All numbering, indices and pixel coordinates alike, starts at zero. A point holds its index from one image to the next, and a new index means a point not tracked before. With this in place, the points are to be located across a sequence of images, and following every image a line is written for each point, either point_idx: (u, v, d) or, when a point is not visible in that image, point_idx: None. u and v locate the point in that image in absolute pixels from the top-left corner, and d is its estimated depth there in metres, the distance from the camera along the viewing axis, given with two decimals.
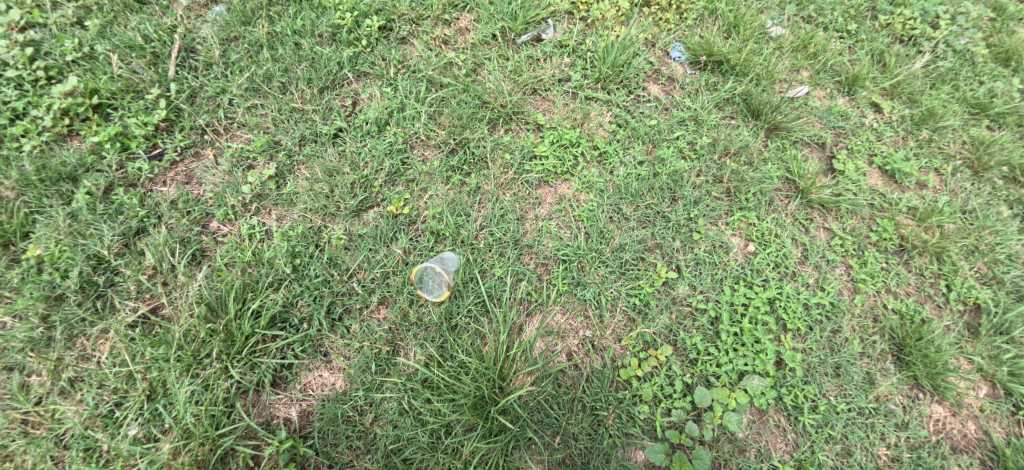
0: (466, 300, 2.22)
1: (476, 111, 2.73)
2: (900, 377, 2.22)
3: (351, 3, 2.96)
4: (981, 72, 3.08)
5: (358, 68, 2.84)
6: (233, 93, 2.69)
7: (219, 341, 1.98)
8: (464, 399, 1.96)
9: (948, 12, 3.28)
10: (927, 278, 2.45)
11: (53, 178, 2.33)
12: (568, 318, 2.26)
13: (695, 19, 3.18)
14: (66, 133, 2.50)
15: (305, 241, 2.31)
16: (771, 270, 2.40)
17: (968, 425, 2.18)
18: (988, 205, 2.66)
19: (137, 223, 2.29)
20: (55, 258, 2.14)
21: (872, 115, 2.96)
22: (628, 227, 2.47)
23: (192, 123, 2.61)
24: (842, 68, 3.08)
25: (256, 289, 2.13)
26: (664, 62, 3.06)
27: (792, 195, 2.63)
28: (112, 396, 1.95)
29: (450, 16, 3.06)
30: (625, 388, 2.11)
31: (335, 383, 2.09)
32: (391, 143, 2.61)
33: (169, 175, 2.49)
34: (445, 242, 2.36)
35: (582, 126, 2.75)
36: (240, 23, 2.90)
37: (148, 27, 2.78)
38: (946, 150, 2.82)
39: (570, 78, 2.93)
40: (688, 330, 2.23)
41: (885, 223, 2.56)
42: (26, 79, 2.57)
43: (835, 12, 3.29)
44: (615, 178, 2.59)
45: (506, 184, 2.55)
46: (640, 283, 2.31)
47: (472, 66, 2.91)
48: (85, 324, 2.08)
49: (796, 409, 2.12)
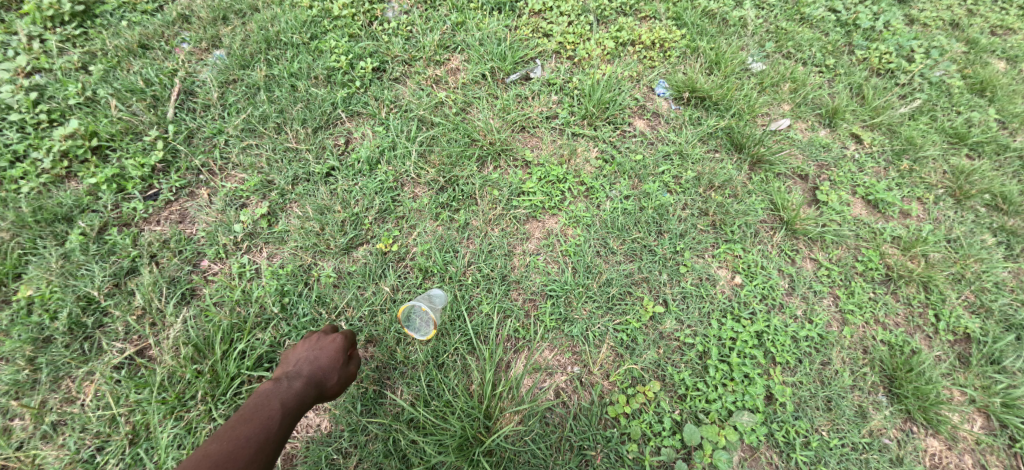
0: (453, 338, 2.23)
1: (466, 149, 2.80)
2: (893, 411, 2.20)
3: (346, 47, 3.09)
4: (958, 103, 3.17)
5: (352, 108, 2.92)
6: (230, 134, 2.77)
7: (205, 382, 2.00)
8: (449, 440, 1.97)
9: (922, 46, 3.41)
10: (915, 308, 2.46)
11: (48, 219, 2.37)
12: (556, 355, 2.26)
13: (678, 57, 3.30)
14: (65, 174, 2.57)
15: (294, 280, 2.33)
16: (758, 302, 2.41)
17: (965, 459, 2.15)
18: (972, 233, 2.69)
19: (128, 263, 2.32)
20: (46, 299, 2.16)
21: (853, 147, 3.03)
22: (615, 261, 2.50)
23: (189, 164, 2.67)
24: (822, 101, 3.16)
25: (244, 329, 2.16)
26: (650, 98, 3.15)
27: (777, 227, 2.66)
28: (94, 440, 1.94)
29: (442, 57, 3.17)
30: (613, 426, 2.09)
31: (321, 424, 2.06)
32: (382, 181, 2.66)
33: (163, 214, 2.53)
34: (433, 278, 2.39)
35: (569, 162, 2.80)
36: (239, 66, 3.01)
37: (150, 71, 2.90)
38: (928, 179, 2.87)
39: (557, 115, 3.00)
40: (676, 365, 2.22)
41: (870, 253, 2.58)
42: (28, 123, 2.65)
43: (813, 48, 3.41)
44: (602, 212, 2.63)
45: (494, 219, 2.59)
46: (627, 318, 2.32)
47: (462, 105, 2.99)
48: (70, 366, 2.08)
49: (788, 445, 2.10)
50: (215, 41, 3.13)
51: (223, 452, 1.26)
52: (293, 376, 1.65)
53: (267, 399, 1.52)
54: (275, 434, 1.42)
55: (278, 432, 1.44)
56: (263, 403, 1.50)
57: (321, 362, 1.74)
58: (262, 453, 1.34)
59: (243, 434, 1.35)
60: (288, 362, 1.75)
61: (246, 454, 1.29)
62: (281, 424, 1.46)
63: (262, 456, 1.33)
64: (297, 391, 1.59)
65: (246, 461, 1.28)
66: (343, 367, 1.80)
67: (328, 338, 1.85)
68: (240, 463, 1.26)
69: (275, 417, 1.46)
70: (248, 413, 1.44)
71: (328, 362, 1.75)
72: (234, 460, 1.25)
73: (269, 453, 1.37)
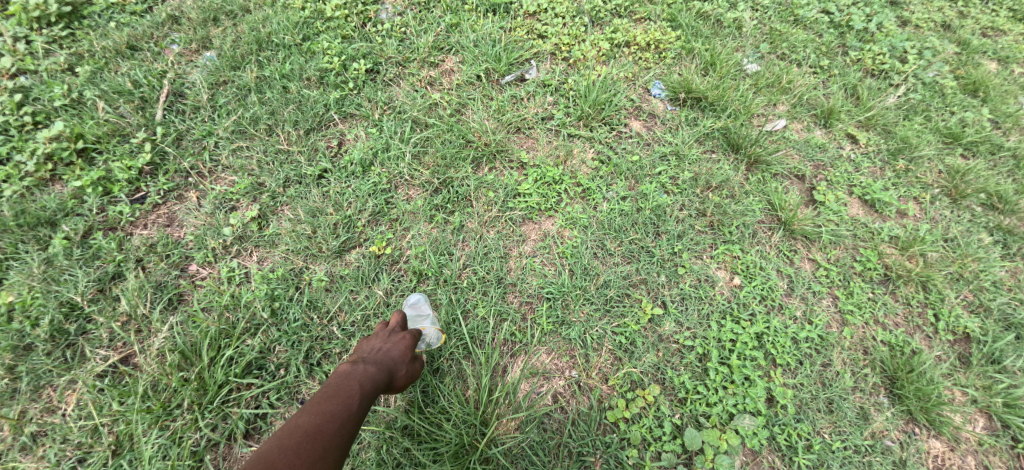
0: (448, 343, 2.18)
1: (460, 150, 2.76)
2: (895, 412, 2.17)
3: (339, 48, 3.05)
4: (951, 103, 3.17)
5: (344, 110, 2.88)
6: (220, 136, 2.72)
7: (191, 390, 1.95)
8: (445, 447, 1.95)
9: (915, 47, 3.42)
10: (914, 308, 2.44)
11: (30, 223, 2.31)
12: (553, 358, 2.22)
13: (674, 58, 3.28)
14: (49, 178, 2.50)
15: (285, 284, 2.28)
16: (758, 304, 2.38)
17: (968, 460, 2.12)
18: (969, 233, 2.68)
19: (113, 268, 2.26)
20: (26, 306, 2.10)
21: (848, 147, 3.02)
22: (612, 263, 2.46)
23: (177, 167, 2.62)
24: (818, 102, 3.15)
25: (232, 335, 2.11)
26: (645, 98, 3.13)
27: (775, 227, 2.64)
28: (75, 452, 1.87)
29: (436, 59, 3.14)
30: (612, 431, 2.05)
31: None
32: (375, 183, 2.62)
33: (150, 218, 2.47)
34: (428, 281, 2.35)
35: (565, 164, 2.77)
36: (229, 68, 2.96)
37: (138, 73, 2.84)
38: (924, 179, 2.86)
39: (553, 116, 2.97)
40: (676, 367, 2.19)
41: (868, 253, 2.56)
42: (12, 125, 2.59)
43: (807, 49, 3.40)
44: (599, 213, 2.59)
45: (489, 222, 2.55)
46: (626, 321, 2.28)
47: (456, 106, 2.95)
48: (52, 374, 2.01)
49: (790, 449, 2.06)
50: (206, 42, 3.08)
51: (309, 427, 1.30)
52: (369, 362, 1.68)
53: (346, 382, 1.55)
54: (355, 415, 1.46)
55: (357, 414, 1.46)
56: (343, 385, 1.53)
57: (392, 354, 1.76)
58: (344, 431, 1.38)
59: (325, 412, 1.38)
60: (362, 350, 1.78)
61: (329, 431, 1.33)
62: (360, 407, 1.49)
63: (343, 435, 1.37)
64: (371, 376, 1.62)
65: (328, 438, 1.31)
66: (410, 361, 1.82)
67: (396, 335, 1.87)
68: (323, 440, 1.30)
69: (356, 398, 1.49)
70: (330, 395, 1.47)
71: (399, 355, 1.77)
72: (318, 436, 1.29)
73: (349, 432, 1.40)
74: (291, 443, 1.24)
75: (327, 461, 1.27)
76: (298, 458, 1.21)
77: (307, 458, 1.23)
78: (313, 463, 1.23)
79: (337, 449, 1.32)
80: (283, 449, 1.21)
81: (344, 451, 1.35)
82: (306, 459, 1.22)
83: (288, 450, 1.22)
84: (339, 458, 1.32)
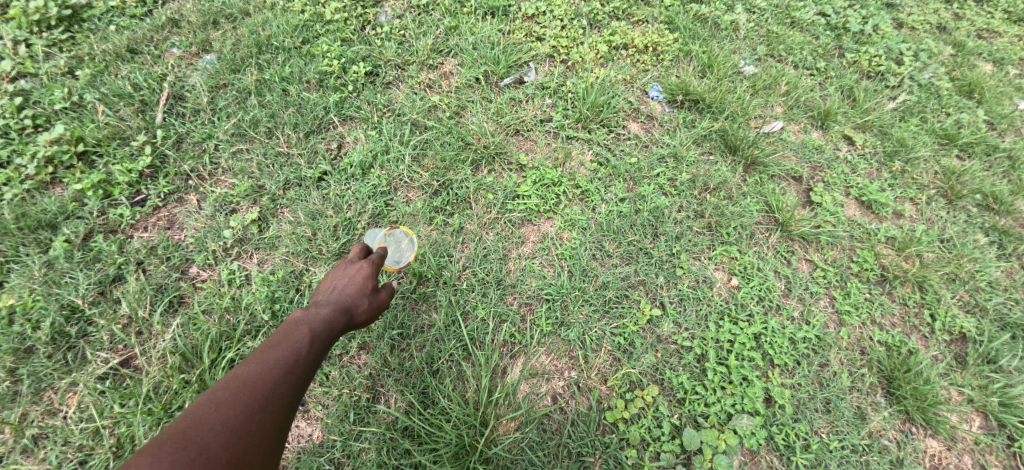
0: (448, 344, 2.20)
1: (459, 152, 2.77)
2: (892, 412, 2.18)
3: (338, 51, 3.07)
4: (947, 105, 3.19)
5: (344, 112, 2.89)
6: (220, 139, 2.73)
7: (193, 393, 1.97)
8: (445, 448, 1.94)
9: (911, 49, 3.44)
10: (911, 308, 2.45)
11: (31, 226, 2.32)
12: (553, 359, 2.23)
13: (672, 60, 3.30)
14: (49, 181, 2.51)
15: (285, 286, 2.29)
16: (755, 304, 2.39)
17: (964, 459, 2.14)
18: (965, 233, 2.70)
19: (114, 270, 2.27)
20: (27, 309, 2.11)
21: (845, 148, 3.04)
22: (611, 264, 2.48)
23: (177, 169, 2.63)
24: (814, 103, 3.17)
25: (233, 337, 2.13)
26: (643, 101, 3.15)
27: (772, 228, 2.66)
28: (77, 454, 1.88)
29: (435, 61, 3.15)
30: (611, 432, 2.07)
31: (313, 434, 2.04)
32: (374, 186, 2.63)
33: (150, 221, 2.48)
34: (428, 283, 2.36)
35: (564, 166, 2.78)
36: (229, 71, 2.97)
37: (138, 76, 2.85)
38: (921, 180, 2.88)
39: (551, 119, 2.99)
40: (674, 368, 2.20)
41: (865, 254, 2.58)
42: (12, 128, 2.60)
43: (804, 51, 3.42)
44: (598, 215, 2.61)
45: (489, 223, 2.56)
46: (625, 322, 2.29)
47: (455, 109, 2.97)
48: (53, 377, 2.02)
49: (788, 449, 2.08)
50: (205, 45, 3.09)
51: (245, 378, 1.25)
52: (323, 304, 1.60)
53: (295, 328, 1.48)
54: (303, 362, 1.40)
55: (305, 361, 1.40)
56: (291, 332, 1.46)
57: (350, 291, 1.68)
58: (288, 379, 1.32)
59: (266, 362, 1.32)
60: (321, 288, 1.71)
61: (268, 380, 1.28)
62: (309, 352, 1.44)
63: (288, 384, 1.32)
64: (325, 319, 1.56)
65: (268, 388, 1.26)
66: (371, 295, 1.73)
67: (356, 267, 1.77)
68: (261, 391, 1.24)
69: (303, 344, 1.43)
70: (276, 343, 1.41)
71: (357, 292, 1.69)
72: (254, 388, 1.23)
73: (298, 380, 1.36)
74: (223, 397, 1.19)
75: (268, 412, 1.23)
76: (230, 412, 1.16)
77: (242, 411, 1.18)
78: (247, 416, 1.18)
79: (281, 398, 1.28)
80: (212, 405, 1.16)
81: (291, 399, 1.30)
82: (239, 413, 1.17)
83: (218, 406, 1.16)
84: (283, 406, 1.27)
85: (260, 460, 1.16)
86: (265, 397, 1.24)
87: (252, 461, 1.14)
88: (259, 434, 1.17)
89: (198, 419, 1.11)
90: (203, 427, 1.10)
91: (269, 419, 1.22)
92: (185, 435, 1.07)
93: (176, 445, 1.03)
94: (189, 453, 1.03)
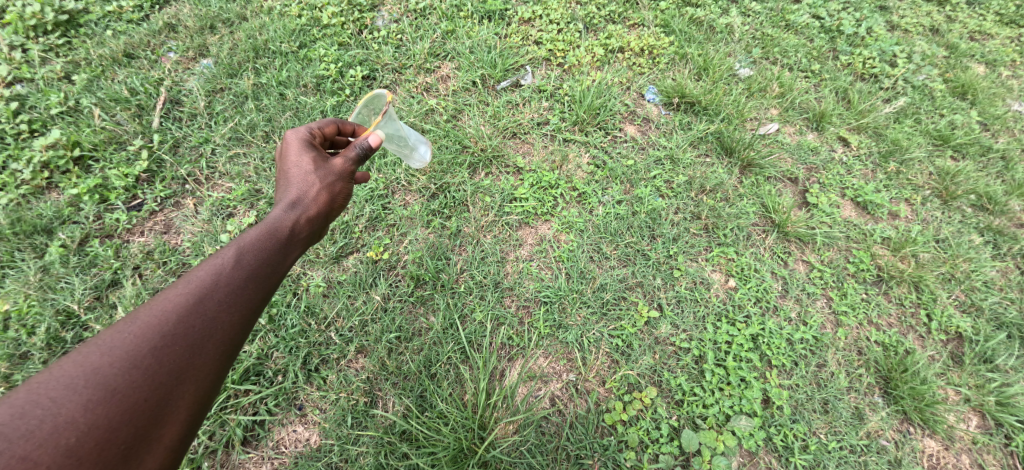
0: (446, 347, 2.20)
1: (457, 156, 2.78)
2: (890, 412, 2.19)
3: (336, 55, 3.07)
4: (941, 106, 3.21)
5: (341, 116, 2.90)
6: (216, 143, 2.73)
7: None
8: (443, 452, 1.93)
9: (905, 51, 3.47)
10: (907, 309, 2.46)
11: (27, 231, 2.31)
12: (551, 362, 2.23)
13: (667, 63, 3.32)
14: (45, 185, 2.51)
15: (282, 290, 2.28)
16: (752, 306, 2.40)
17: (962, 459, 2.14)
18: (960, 233, 2.72)
19: (110, 275, 2.26)
20: (23, 314, 2.10)
21: (841, 149, 3.05)
22: (608, 266, 2.48)
23: (174, 174, 2.62)
24: (809, 105, 3.19)
25: None
26: (640, 104, 3.16)
27: (768, 229, 2.67)
28: None
29: (432, 65, 3.16)
30: (610, 434, 2.06)
31: (310, 438, 2.03)
32: (372, 189, 2.61)
33: (146, 225, 2.47)
34: (425, 286, 2.36)
35: (561, 168, 2.79)
36: (226, 75, 2.97)
37: (134, 81, 2.85)
38: (916, 180, 2.89)
39: (548, 122, 3.00)
40: (673, 370, 2.20)
41: (861, 254, 2.59)
42: (8, 133, 2.60)
43: (799, 53, 3.44)
44: (594, 217, 2.61)
45: (486, 226, 2.57)
46: (622, 324, 2.30)
47: (452, 112, 2.98)
48: None
49: (787, 450, 2.08)
50: (202, 49, 3.09)
51: (141, 314, 1.11)
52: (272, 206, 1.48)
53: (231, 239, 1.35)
54: (225, 286, 1.23)
55: (229, 280, 1.25)
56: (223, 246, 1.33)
57: (297, 185, 1.54)
58: (202, 306, 1.18)
59: (178, 286, 1.19)
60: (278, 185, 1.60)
61: (172, 313, 1.14)
62: (236, 273, 1.27)
63: (200, 316, 1.17)
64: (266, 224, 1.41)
65: (168, 325, 1.12)
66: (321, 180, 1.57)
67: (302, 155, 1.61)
68: (158, 329, 1.11)
69: (228, 263, 1.27)
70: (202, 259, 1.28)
71: (302, 182, 1.54)
72: (148, 326, 1.10)
73: (218, 306, 1.20)
74: (108, 337, 1.06)
75: (164, 356, 1.09)
76: (102, 362, 1.02)
77: (123, 358, 1.04)
78: (131, 361, 1.05)
79: (184, 336, 1.13)
80: (91, 348, 1.03)
81: (202, 333, 1.15)
82: (121, 358, 1.04)
83: (98, 349, 1.03)
84: (195, 336, 1.14)
85: (156, 410, 1.05)
86: (160, 337, 1.10)
87: (137, 415, 1.02)
88: (146, 382, 1.05)
89: (64, 370, 0.99)
90: (66, 382, 0.98)
91: (169, 359, 1.09)
92: (35, 397, 0.94)
93: (15, 413, 0.91)
94: (33, 423, 0.91)
